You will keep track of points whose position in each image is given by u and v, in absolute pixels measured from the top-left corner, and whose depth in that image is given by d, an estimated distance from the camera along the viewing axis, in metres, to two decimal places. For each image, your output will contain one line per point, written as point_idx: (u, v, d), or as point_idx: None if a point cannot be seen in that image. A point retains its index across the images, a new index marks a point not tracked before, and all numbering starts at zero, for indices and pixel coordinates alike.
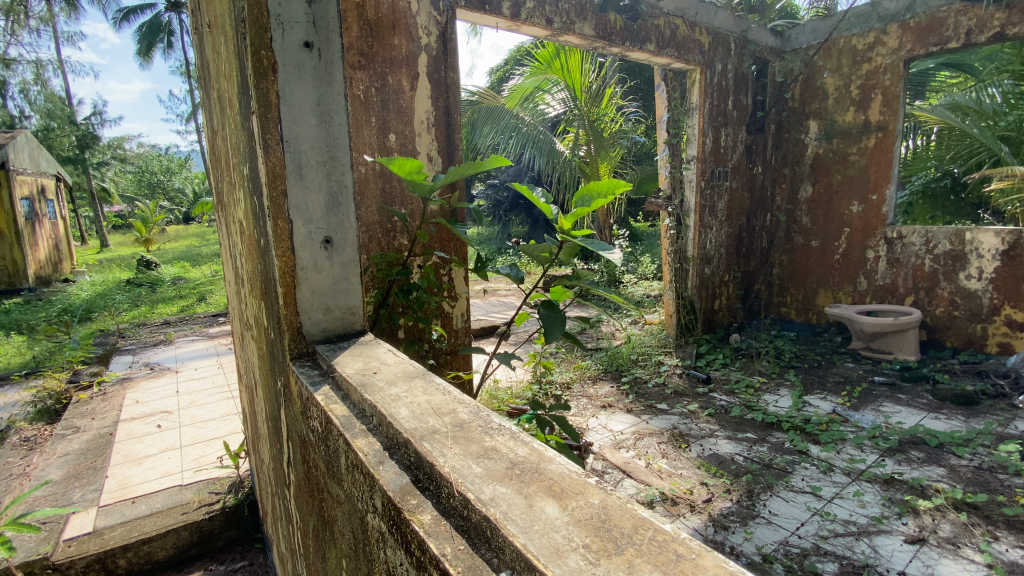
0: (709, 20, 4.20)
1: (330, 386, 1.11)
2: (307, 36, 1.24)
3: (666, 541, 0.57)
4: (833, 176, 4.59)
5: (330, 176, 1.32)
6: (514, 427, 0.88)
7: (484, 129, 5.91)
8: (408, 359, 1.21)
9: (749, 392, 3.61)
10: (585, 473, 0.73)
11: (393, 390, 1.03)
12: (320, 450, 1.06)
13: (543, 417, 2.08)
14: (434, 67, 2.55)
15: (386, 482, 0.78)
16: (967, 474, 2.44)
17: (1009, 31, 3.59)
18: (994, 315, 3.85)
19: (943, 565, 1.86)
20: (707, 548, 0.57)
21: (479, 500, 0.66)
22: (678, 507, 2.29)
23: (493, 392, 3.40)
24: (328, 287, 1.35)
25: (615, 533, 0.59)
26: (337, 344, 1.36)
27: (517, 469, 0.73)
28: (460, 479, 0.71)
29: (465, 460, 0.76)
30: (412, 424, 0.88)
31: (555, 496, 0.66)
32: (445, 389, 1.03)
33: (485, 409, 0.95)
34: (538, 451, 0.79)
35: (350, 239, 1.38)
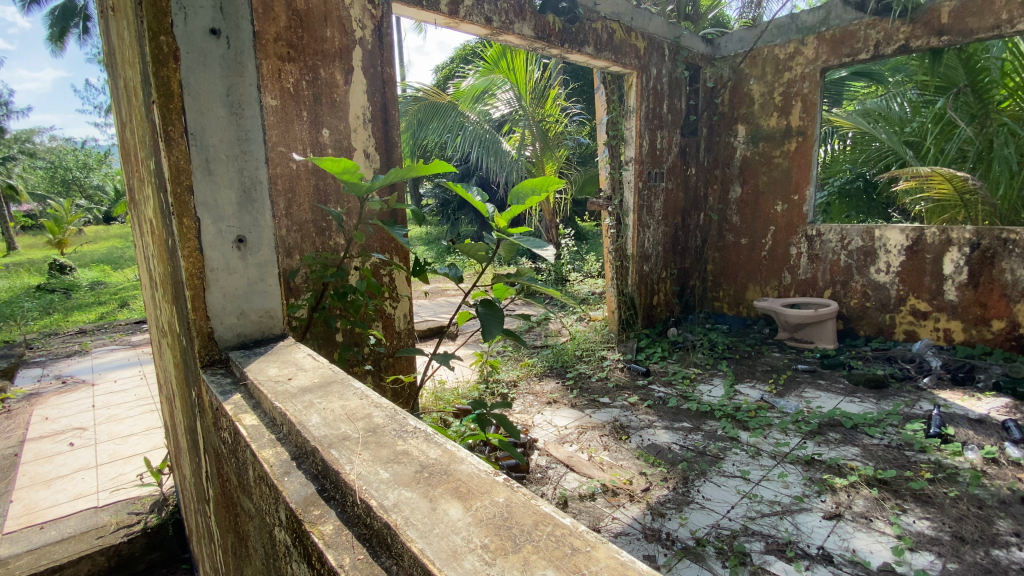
0: (644, 25, 4.34)
1: (242, 395, 1.07)
2: (213, 23, 1.18)
3: (564, 535, 0.58)
4: (760, 177, 4.86)
5: (242, 171, 1.25)
6: (430, 428, 0.87)
7: (430, 126, 5.76)
8: (329, 363, 1.17)
9: (685, 383, 3.77)
10: (494, 472, 0.73)
11: (306, 397, 0.98)
12: (231, 462, 1.01)
13: (486, 416, 2.08)
14: (370, 61, 2.48)
15: (290, 493, 0.75)
16: (877, 452, 2.66)
17: (912, 45, 3.92)
18: (900, 305, 4.21)
19: (856, 538, 2.02)
20: (603, 540, 0.58)
21: (382, 506, 0.65)
22: (618, 497, 2.36)
23: (438, 392, 3.38)
24: (242, 289, 1.28)
25: (515, 531, 0.59)
26: (253, 350, 1.29)
27: (425, 472, 0.72)
28: (364, 487, 0.69)
29: (373, 465, 0.74)
30: (322, 432, 0.84)
31: (460, 496, 0.66)
32: (363, 394, 1.01)
33: (402, 412, 0.93)
34: (450, 452, 0.78)
35: (266, 238, 1.31)
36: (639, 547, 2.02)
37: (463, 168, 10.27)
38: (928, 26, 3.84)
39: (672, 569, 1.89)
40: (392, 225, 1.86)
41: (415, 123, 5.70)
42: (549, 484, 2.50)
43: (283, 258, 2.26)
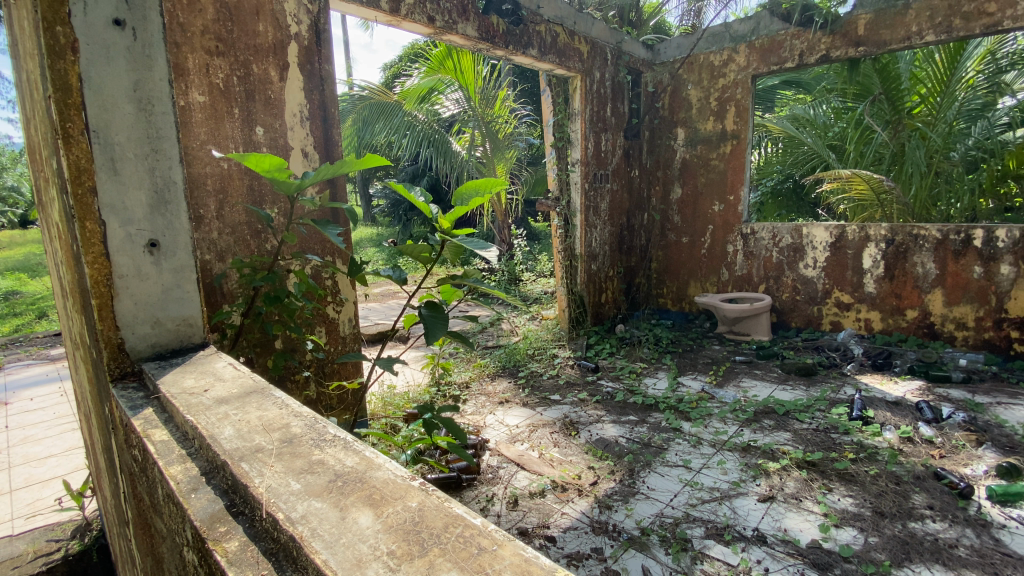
0: (587, 30, 4.42)
1: (155, 410, 1.07)
2: (117, 14, 1.19)
3: (472, 536, 0.65)
4: (698, 179, 5.08)
5: (153, 171, 1.27)
6: (348, 436, 0.91)
7: (377, 125, 5.71)
8: (248, 374, 1.19)
9: (632, 377, 3.88)
10: (410, 477, 0.79)
11: (221, 409, 1.01)
12: (143, 481, 0.98)
13: (433, 419, 2.05)
14: (307, 58, 2.40)
15: (196, 511, 0.78)
16: (806, 436, 2.84)
17: (832, 54, 4.19)
18: (826, 298, 4.51)
19: (788, 518, 2.15)
20: (509, 537, 0.66)
21: (289, 519, 0.69)
22: (568, 492, 2.40)
23: (387, 397, 3.31)
24: (156, 296, 1.30)
25: (423, 535, 0.65)
26: (169, 360, 1.32)
27: (338, 482, 0.77)
28: (273, 499, 0.73)
29: (285, 477, 0.78)
30: (234, 444, 0.88)
31: (372, 504, 0.72)
32: (282, 403, 1.04)
33: (321, 420, 0.97)
34: (367, 460, 0.84)
35: (182, 241, 1.33)
36: (587, 541, 2.05)
37: (414, 168, 10.15)
38: (846, 37, 4.10)
39: (619, 560, 1.94)
40: (326, 224, 1.79)
41: (361, 122, 5.71)
42: (500, 483, 2.50)
43: (215, 263, 2.15)
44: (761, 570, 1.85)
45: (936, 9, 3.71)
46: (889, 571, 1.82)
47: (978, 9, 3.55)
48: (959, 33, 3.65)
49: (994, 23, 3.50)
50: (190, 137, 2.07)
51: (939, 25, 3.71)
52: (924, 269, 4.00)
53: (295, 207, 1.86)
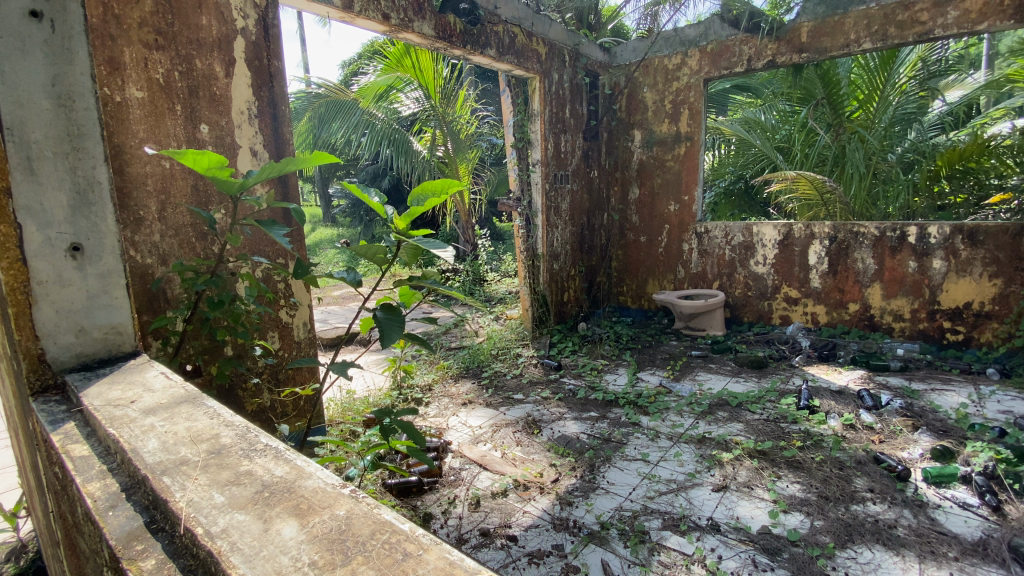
0: (545, 31, 4.46)
1: (78, 425, 1.10)
2: (33, 6, 1.20)
3: (398, 542, 0.70)
4: (654, 180, 5.22)
5: (75, 171, 1.27)
6: (280, 445, 0.96)
7: (333, 124, 5.79)
8: (179, 384, 1.22)
9: (593, 374, 3.94)
10: (340, 485, 0.84)
11: (148, 421, 1.05)
12: (66, 499, 0.97)
13: (390, 424, 2.02)
14: (255, 54, 2.32)
15: (113, 529, 0.81)
16: (756, 426, 2.96)
17: (778, 60, 4.37)
18: (776, 293, 4.70)
19: (740, 506, 2.23)
20: (435, 542, 0.71)
21: (209, 533, 0.73)
22: (529, 491, 2.41)
23: (346, 403, 3.25)
24: (80, 303, 1.30)
25: (348, 543, 0.70)
26: (96, 371, 1.32)
27: (265, 493, 0.81)
28: (194, 513, 0.77)
29: (209, 490, 0.82)
30: (158, 458, 0.91)
31: (297, 514, 0.76)
32: (213, 413, 1.08)
33: (251, 431, 1.02)
34: (297, 469, 0.88)
35: (108, 244, 1.34)
36: (548, 538, 2.07)
37: (375, 168, 10.03)
38: (790, 44, 4.29)
39: (579, 555, 1.96)
40: (271, 224, 1.74)
41: (316, 121, 5.80)
42: (462, 485, 2.49)
43: (157, 267, 2.05)
44: (715, 557, 1.92)
45: (872, 18, 3.92)
46: (833, 552, 1.92)
47: (910, 18, 3.77)
48: (893, 40, 3.87)
49: (926, 32, 3.73)
50: (128, 134, 1.96)
51: (875, 33, 3.92)
52: (864, 264, 4.24)
53: (238, 206, 1.80)
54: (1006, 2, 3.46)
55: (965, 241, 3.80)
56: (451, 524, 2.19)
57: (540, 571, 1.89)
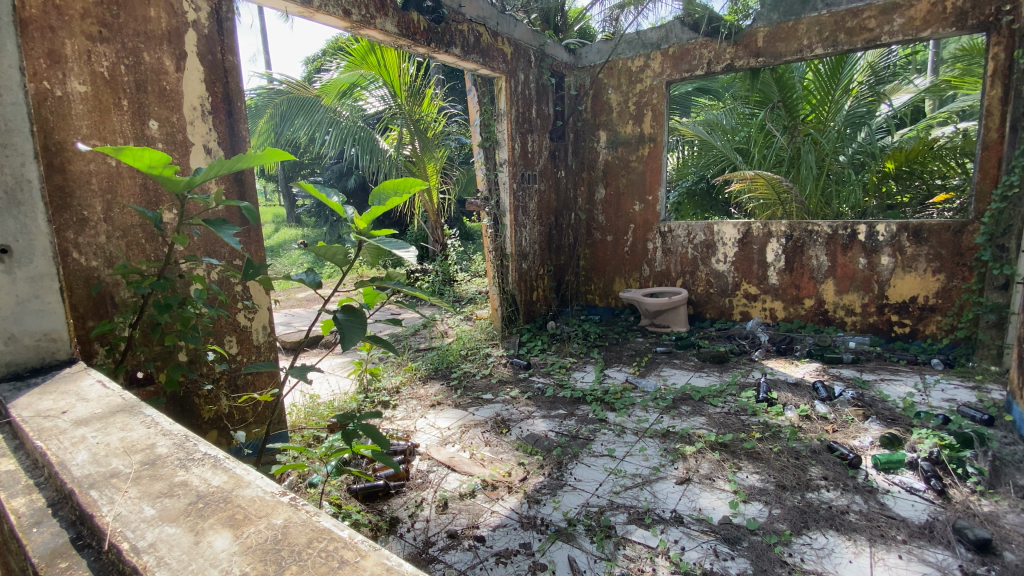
0: (510, 31, 4.45)
1: (5, 436, 1.08)
2: None
3: (335, 550, 0.72)
4: (620, 180, 5.30)
5: (4, 170, 1.32)
6: (218, 453, 0.97)
7: (295, 121, 5.73)
8: (115, 393, 1.21)
9: (562, 372, 3.98)
10: (279, 493, 0.85)
11: (79, 432, 1.03)
12: None
13: (352, 429, 1.97)
14: (208, 48, 2.23)
15: (36, 547, 0.79)
16: (718, 419, 3.04)
17: (736, 64, 4.50)
18: (736, 290, 4.85)
19: (703, 497, 2.29)
20: (374, 548, 0.72)
21: (136, 547, 0.72)
22: (497, 491, 2.41)
23: (310, 407, 3.19)
24: (10, 307, 1.33)
25: (283, 552, 0.71)
26: (28, 380, 1.35)
27: (198, 504, 0.81)
28: (120, 529, 0.76)
29: (139, 503, 0.81)
30: (87, 471, 0.90)
31: (231, 525, 0.76)
32: (150, 422, 1.07)
33: (189, 439, 1.01)
34: (235, 478, 0.89)
35: (38, 246, 1.38)
36: (516, 537, 2.08)
37: (342, 167, 9.89)
38: (748, 48, 4.42)
39: (547, 552, 1.97)
40: (221, 225, 1.67)
41: (278, 117, 5.71)
42: (430, 487, 2.47)
43: (103, 270, 1.95)
44: (678, 549, 1.96)
45: (824, 25, 4.08)
46: (789, 539, 1.99)
47: (858, 25, 3.94)
48: (844, 46, 4.04)
49: (874, 38, 3.90)
50: (69, 130, 1.86)
51: (826, 39, 4.08)
52: (818, 261, 4.42)
53: (185, 205, 1.73)
54: (947, 11, 3.65)
55: (910, 238, 4.00)
56: (418, 528, 2.16)
57: (507, 570, 1.89)
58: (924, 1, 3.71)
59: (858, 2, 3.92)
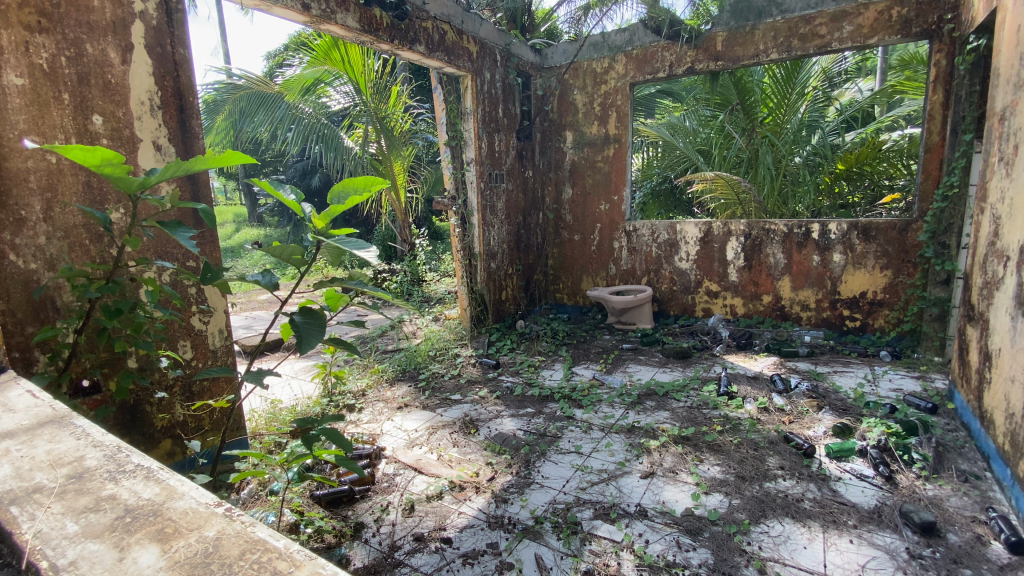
0: (475, 30, 4.43)
1: None
2: None
3: (269, 560, 0.71)
4: (586, 180, 5.36)
5: None
6: (152, 464, 0.94)
7: (255, 117, 5.57)
8: (45, 403, 1.15)
9: (530, 371, 3.99)
10: (213, 504, 0.83)
11: (4, 445, 0.97)
12: None
13: (311, 434, 1.92)
14: (157, 40, 2.14)
15: None
16: (682, 414, 3.11)
17: (696, 67, 4.62)
18: (699, 287, 4.97)
19: (666, 490, 2.34)
20: (310, 557, 0.72)
21: (56, 566, 0.69)
22: (465, 491, 2.40)
23: (272, 413, 3.11)
24: None
25: (214, 565, 0.70)
26: None
27: (126, 518, 0.78)
28: (40, 546, 0.73)
29: (63, 519, 0.78)
30: (8, 486, 0.85)
31: (160, 539, 0.74)
32: (81, 433, 1.03)
33: (122, 450, 0.98)
34: (168, 489, 0.86)
35: None
36: (483, 537, 2.07)
37: (305, 165, 9.63)
38: (707, 52, 4.54)
39: (513, 551, 1.98)
40: (173, 226, 1.60)
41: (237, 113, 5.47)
42: (396, 491, 2.44)
43: (43, 273, 1.84)
44: (642, 542, 1.99)
45: (778, 30, 4.23)
46: (747, 528, 2.06)
47: (811, 32, 4.10)
48: (798, 52, 4.19)
49: (825, 44, 4.07)
50: (6, 125, 1.75)
51: (781, 45, 4.23)
52: (775, 259, 4.58)
53: (137, 207, 1.65)
54: (892, 19, 3.83)
55: (860, 236, 4.18)
56: (383, 532, 2.13)
57: (474, 571, 1.89)
58: (871, 9, 3.88)
59: (810, 9, 4.08)
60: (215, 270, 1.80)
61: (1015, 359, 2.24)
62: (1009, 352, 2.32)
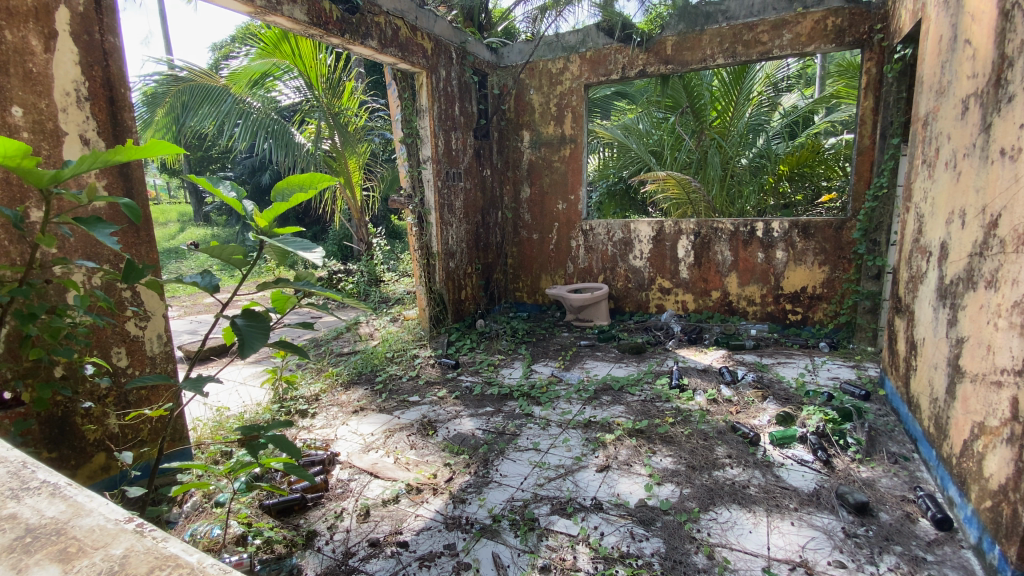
0: (430, 26, 4.38)
1: None
2: None
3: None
4: (543, 179, 5.41)
5: None
6: (59, 480, 0.88)
7: (199, 110, 5.23)
8: None
9: (490, 370, 3.99)
10: (124, 519, 0.79)
11: None
12: None
13: (257, 442, 1.85)
14: (84, 28, 2.00)
15: None
16: (637, 407, 3.19)
17: (648, 70, 4.73)
18: (652, 284, 5.10)
19: (621, 483, 2.40)
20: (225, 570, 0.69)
21: None
22: (422, 493, 2.38)
23: (218, 422, 2.98)
24: None
25: None
26: None
27: (27, 538, 0.74)
28: None
29: None
30: None
31: (61, 559, 0.70)
32: None
33: (28, 467, 0.91)
34: (76, 506, 0.81)
35: None
36: (440, 538, 2.06)
37: (256, 161, 9.33)
38: (658, 55, 4.66)
39: (470, 551, 1.97)
40: (97, 224, 1.50)
41: (179, 107, 5.17)
42: (350, 497, 2.38)
43: None
44: (598, 535, 2.03)
45: (724, 36, 4.39)
46: (697, 516, 2.13)
47: (754, 38, 4.28)
48: (742, 57, 4.37)
49: (767, 51, 4.26)
50: None
51: (726, 50, 4.40)
52: (722, 256, 4.75)
53: (51, 201, 1.52)
54: (828, 28, 4.05)
55: (800, 234, 4.40)
56: (337, 540, 2.08)
57: (431, 573, 1.87)
58: (808, 19, 4.09)
59: (753, 17, 4.26)
60: (142, 269, 1.69)
61: (938, 347, 2.42)
62: (931, 341, 2.50)
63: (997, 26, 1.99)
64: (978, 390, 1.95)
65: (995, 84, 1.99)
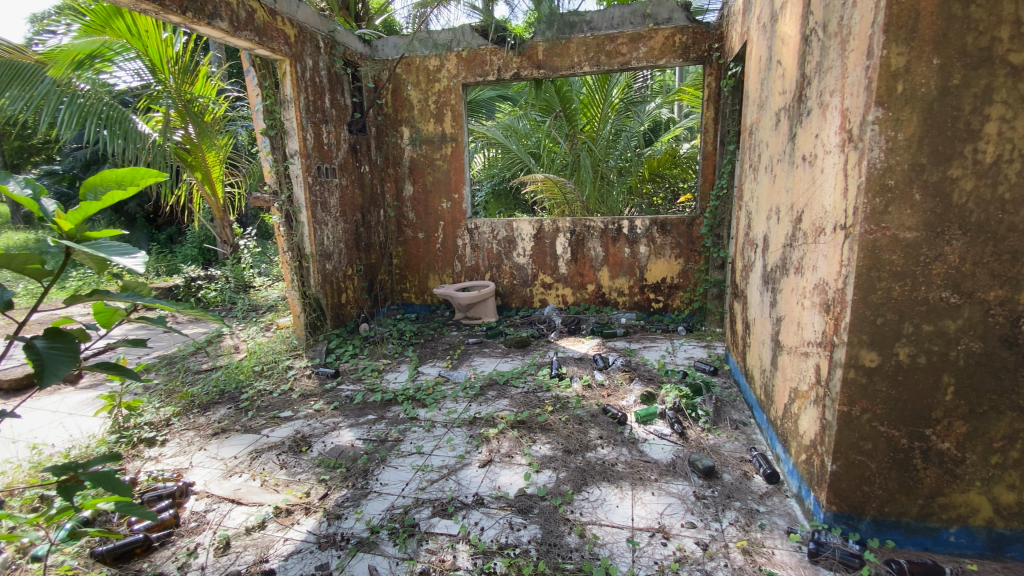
0: (292, 12, 4.07)
1: None
2: None
3: None
4: (426, 178, 5.34)
5: None
6: None
7: (7, 93, 4.05)
8: None
9: (373, 376, 3.84)
10: None
11: None
12: None
13: (73, 481, 1.58)
14: None
15: None
16: (519, 399, 3.28)
17: (521, 73, 4.87)
18: (535, 280, 5.29)
19: (501, 475, 2.46)
20: None
21: None
22: (293, 515, 2.22)
23: (39, 463, 2.51)
24: None
25: None
26: None
27: None
28: None
29: None
30: None
31: None
32: None
33: None
34: None
35: None
36: (312, 560, 1.94)
37: (90, 154, 8.05)
38: (531, 59, 4.82)
39: (346, 568, 1.88)
40: None
41: None
42: (207, 530, 2.14)
43: None
44: (477, 531, 2.06)
45: (589, 46, 4.67)
46: (571, 497, 2.26)
47: (615, 49, 4.61)
48: (604, 66, 4.69)
49: (626, 61, 4.62)
50: None
51: (591, 59, 4.69)
52: (595, 252, 5.07)
53: None
54: (676, 44, 4.49)
55: (659, 231, 4.85)
56: None
57: None
58: (659, 35, 4.50)
59: (613, 29, 4.59)
60: None
61: (764, 325, 2.82)
62: (760, 320, 2.91)
63: (800, 49, 2.36)
64: (793, 360, 2.31)
65: (798, 99, 2.36)
